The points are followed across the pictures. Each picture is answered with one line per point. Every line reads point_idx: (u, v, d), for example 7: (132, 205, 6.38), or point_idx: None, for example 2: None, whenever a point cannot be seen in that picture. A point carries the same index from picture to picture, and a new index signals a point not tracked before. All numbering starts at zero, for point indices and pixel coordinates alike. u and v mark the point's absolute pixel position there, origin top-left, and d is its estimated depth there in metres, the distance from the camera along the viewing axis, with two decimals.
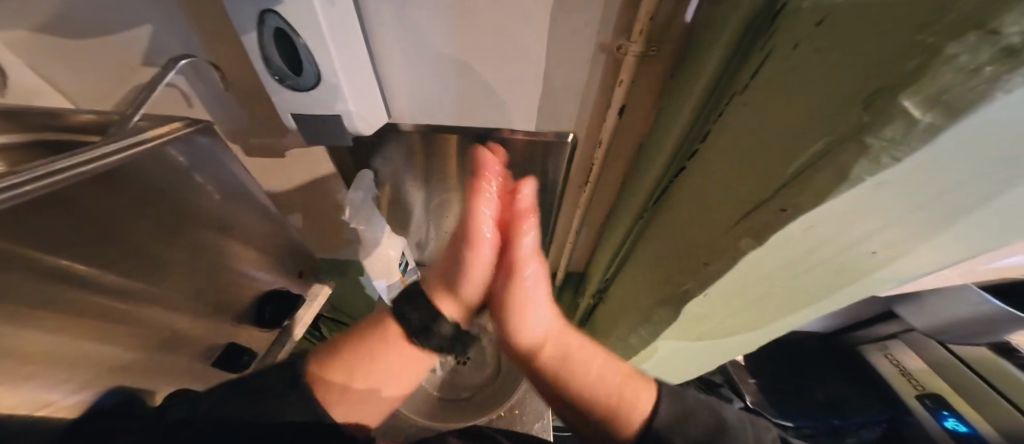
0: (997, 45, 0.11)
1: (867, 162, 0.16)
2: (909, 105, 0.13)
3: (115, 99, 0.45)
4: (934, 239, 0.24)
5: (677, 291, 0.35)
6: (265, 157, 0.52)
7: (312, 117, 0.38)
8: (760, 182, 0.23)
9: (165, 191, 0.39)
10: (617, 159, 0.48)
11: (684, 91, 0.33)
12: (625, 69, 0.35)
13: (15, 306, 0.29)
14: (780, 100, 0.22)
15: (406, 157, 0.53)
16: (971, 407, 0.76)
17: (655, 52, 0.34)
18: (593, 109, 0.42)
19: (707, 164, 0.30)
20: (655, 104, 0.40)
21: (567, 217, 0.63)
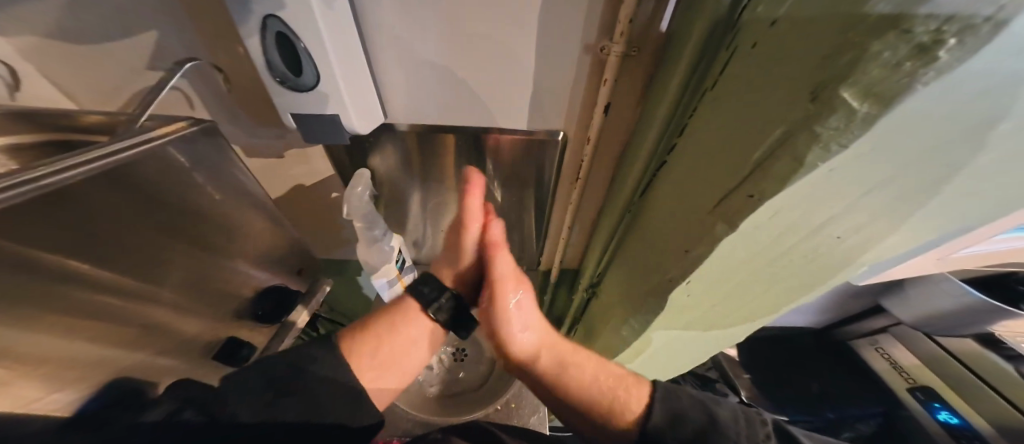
0: (911, 43, 0.12)
1: (818, 150, 0.17)
2: (848, 96, 0.15)
3: (121, 102, 0.47)
4: (891, 223, 0.26)
5: (663, 280, 0.37)
6: (266, 157, 0.53)
7: (311, 116, 0.39)
8: (729, 172, 0.24)
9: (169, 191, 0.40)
10: (605, 156, 0.50)
11: (662, 89, 0.35)
12: (608, 69, 0.37)
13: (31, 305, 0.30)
14: (742, 94, 0.24)
15: (403, 156, 0.55)
16: (962, 400, 0.76)
17: (636, 53, 0.36)
18: (580, 107, 0.44)
19: (684, 157, 0.32)
20: (638, 103, 0.42)
21: (559, 213, 0.65)
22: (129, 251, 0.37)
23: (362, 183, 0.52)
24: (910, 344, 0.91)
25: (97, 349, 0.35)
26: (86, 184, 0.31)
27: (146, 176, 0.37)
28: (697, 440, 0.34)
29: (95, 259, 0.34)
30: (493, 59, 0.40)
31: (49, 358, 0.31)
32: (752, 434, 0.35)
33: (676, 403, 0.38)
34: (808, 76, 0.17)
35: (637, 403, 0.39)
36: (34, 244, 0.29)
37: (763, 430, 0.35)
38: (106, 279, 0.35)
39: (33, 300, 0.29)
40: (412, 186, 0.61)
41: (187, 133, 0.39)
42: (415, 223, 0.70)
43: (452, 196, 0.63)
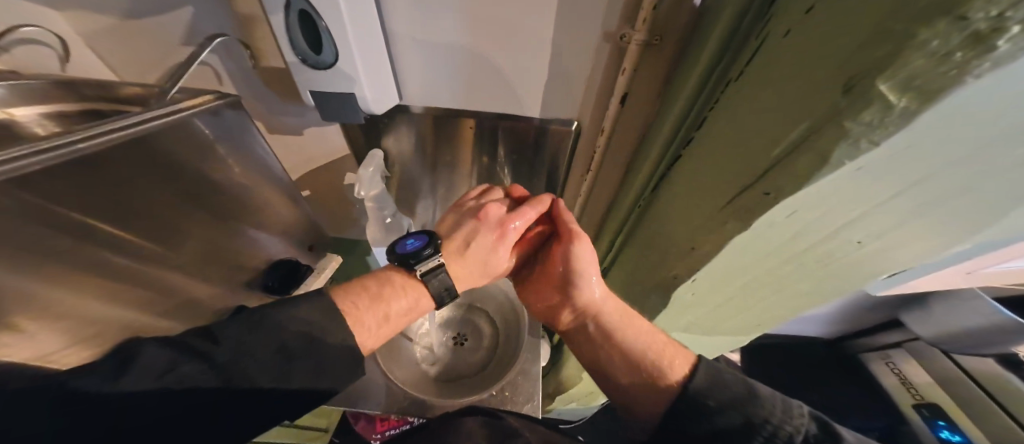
0: (966, 32, 0.11)
1: (846, 146, 0.16)
2: (886, 89, 0.13)
3: (155, 76, 0.49)
4: (919, 231, 0.24)
5: (668, 277, 0.36)
6: (286, 135, 0.54)
7: (328, 94, 0.40)
8: (744, 167, 0.23)
9: (189, 163, 0.41)
10: (620, 149, 0.49)
11: (684, 81, 0.33)
12: (628, 58, 0.36)
13: (68, 271, 0.31)
14: (767, 87, 0.23)
15: (417, 139, 0.55)
16: (969, 419, 0.73)
17: (659, 42, 0.35)
18: (597, 97, 0.43)
19: (700, 151, 0.31)
20: (656, 95, 0.41)
21: (568, 205, 0.64)
22: (150, 220, 0.38)
23: (374, 163, 0.52)
24: (921, 360, 0.89)
25: (125, 309, 0.37)
26: (117, 153, 0.33)
27: (172, 148, 0.38)
28: (738, 406, 0.32)
29: (124, 226, 0.36)
30: (511, 43, 0.39)
31: (82, 314, 0.33)
32: (790, 414, 0.31)
33: (717, 374, 0.35)
34: (835, 68, 0.16)
35: (683, 365, 0.37)
36: (73, 205, 0.31)
37: (799, 412, 0.32)
38: (136, 248, 0.37)
39: (74, 259, 0.31)
40: (424, 169, 0.61)
41: (211, 106, 0.40)
42: (425, 207, 0.70)
43: (463, 182, 0.64)
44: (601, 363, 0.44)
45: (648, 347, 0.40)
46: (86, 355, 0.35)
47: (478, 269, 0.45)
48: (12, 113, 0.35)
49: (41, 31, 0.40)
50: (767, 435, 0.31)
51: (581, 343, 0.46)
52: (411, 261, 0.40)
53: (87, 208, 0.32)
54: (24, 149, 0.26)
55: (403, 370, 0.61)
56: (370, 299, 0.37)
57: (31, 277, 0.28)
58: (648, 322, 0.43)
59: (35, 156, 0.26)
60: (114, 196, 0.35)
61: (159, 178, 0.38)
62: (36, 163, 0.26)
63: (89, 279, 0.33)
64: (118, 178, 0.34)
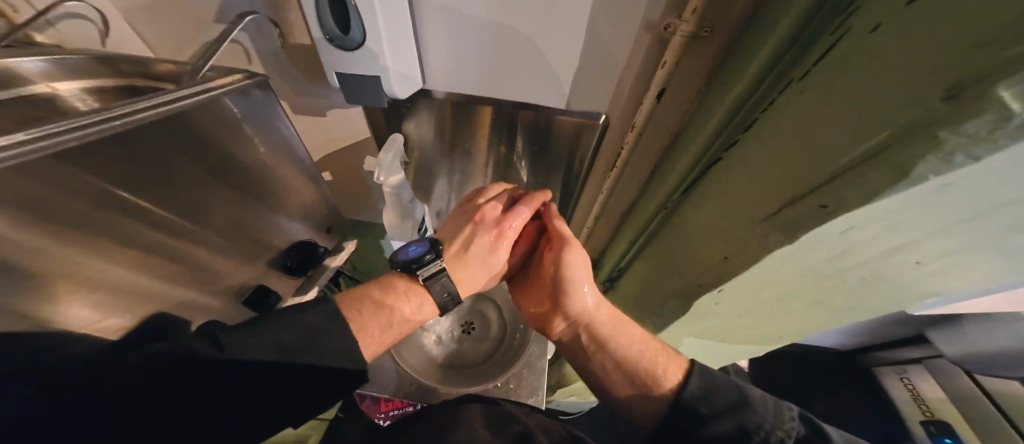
0: None
1: (934, 160, 0.14)
2: (1004, 96, 0.11)
3: (188, 53, 0.49)
4: (988, 256, 0.22)
5: (691, 285, 0.35)
6: (309, 116, 0.55)
7: (353, 77, 0.39)
8: (797, 179, 0.22)
9: (219, 141, 0.41)
10: (649, 146, 0.47)
11: (733, 77, 0.31)
12: (671, 50, 0.33)
13: (98, 238, 0.32)
14: (835, 90, 0.20)
15: (439, 125, 0.54)
16: (974, 435, 0.71)
17: (707, 34, 0.32)
18: (631, 90, 0.41)
19: (744, 156, 0.29)
20: (695, 91, 0.38)
21: (588, 200, 0.63)
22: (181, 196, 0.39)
23: (393, 151, 0.51)
24: (940, 377, 0.84)
25: (155, 280, 0.38)
26: (151, 131, 0.34)
27: (204, 126, 0.39)
28: (731, 412, 0.32)
29: (159, 200, 0.37)
30: (544, 29, 0.37)
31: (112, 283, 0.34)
32: (780, 417, 0.31)
33: (711, 377, 0.35)
34: (923, 78, 0.14)
35: (676, 372, 0.37)
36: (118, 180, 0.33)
37: (789, 414, 0.31)
38: (169, 222, 0.39)
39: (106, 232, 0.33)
40: (443, 156, 0.61)
41: (240, 86, 0.40)
42: (442, 194, 0.70)
43: (481, 171, 0.63)
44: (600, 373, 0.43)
45: (640, 354, 0.40)
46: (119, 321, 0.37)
47: (482, 272, 0.45)
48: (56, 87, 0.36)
49: (81, 5, 0.42)
50: (760, 439, 0.30)
51: (573, 348, 0.46)
52: (414, 266, 0.42)
53: (125, 182, 0.33)
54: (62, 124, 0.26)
55: (413, 355, 0.63)
56: (373, 306, 0.38)
57: (64, 245, 0.30)
58: (638, 327, 0.43)
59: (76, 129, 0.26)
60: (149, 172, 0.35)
61: (192, 155, 0.39)
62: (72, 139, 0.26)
63: (121, 248, 0.34)
64: (153, 154, 0.35)
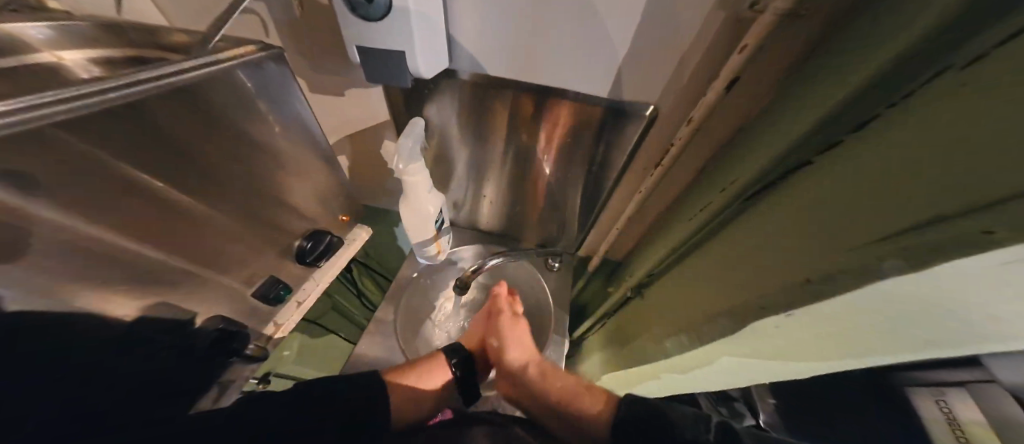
0: None
1: (985, 236, 0.10)
2: None
3: (204, 23, 0.46)
4: None
5: (745, 308, 0.30)
6: (327, 95, 0.51)
7: (375, 52, 0.35)
8: (873, 214, 0.17)
9: (233, 118, 0.38)
10: (703, 142, 0.41)
11: (834, 71, 0.24)
12: (753, 31, 0.27)
13: (100, 220, 0.30)
14: (933, 121, 0.15)
15: (463, 110, 0.50)
16: None
17: (807, 12, 0.25)
18: (690, 79, 0.36)
19: (818, 179, 0.24)
20: (774, 79, 0.32)
21: (621, 196, 0.58)
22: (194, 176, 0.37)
23: (413, 136, 0.48)
24: None
25: (164, 264, 0.36)
26: (158, 108, 0.31)
27: (216, 102, 0.36)
28: (662, 430, 0.34)
29: (169, 181, 0.35)
30: (596, 4, 0.32)
31: (116, 269, 0.33)
32: (699, 430, 0.33)
33: (640, 402, 0.39)
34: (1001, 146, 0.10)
35: (596, 400, 0.43)
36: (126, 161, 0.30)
37: (705, 428, 0.33)
38: (178, 205, 0.36)
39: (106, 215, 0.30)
40: (465, 143, 0.57)
41: (253, 59, 0.36)
42: (460, 184, 0.67)
43: (504, 163, 0.59)
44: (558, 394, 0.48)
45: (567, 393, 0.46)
46: (130, 307, 0.35)
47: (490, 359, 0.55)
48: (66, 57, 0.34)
49: None
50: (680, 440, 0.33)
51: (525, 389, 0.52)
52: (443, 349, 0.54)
53: (136, 159, 0.31)
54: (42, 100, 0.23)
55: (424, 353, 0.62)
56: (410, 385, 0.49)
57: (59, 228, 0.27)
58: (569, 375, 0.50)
59: (67, 105, 0.24)
60: (162, 151, 0.33)
61: (203, 133, 0.36)
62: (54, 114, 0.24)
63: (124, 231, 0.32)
64: (162, 131, 0.32)
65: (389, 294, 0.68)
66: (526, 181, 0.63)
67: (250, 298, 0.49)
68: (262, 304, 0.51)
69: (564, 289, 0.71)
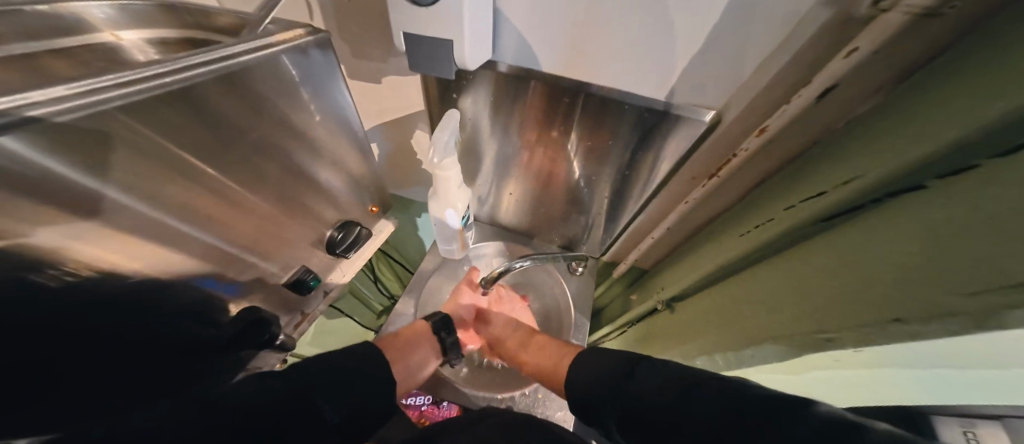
0: None
1: None
2: None
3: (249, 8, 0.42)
4: None
5: (811, 338, 0.28)
6: (364, 82, 0.50)
7: (425, 40, 0.33)
8: (984, 271, 0.16)
9: (281, 103, 0.37)
10: (767, 155, 0.38)
11: (917, 101, 0.21)
12: (857, 38, 0.23)
13: (152, 205, 0.29)
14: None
15: (503, 105, 0.48)
16: None
17: None
18: (768, 84, 0.32)
19: (901, 217, 0.21)
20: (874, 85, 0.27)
21: (660, 202, 0.56)
22: (241, 163, 0.36)
23: (449, 128, 0.46)
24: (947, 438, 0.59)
25: (206, 248, 0.36)
26: (220, 94, 0.31)
27: (264, 90, 0.35)
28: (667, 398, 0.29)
29: (222, 165, 0.34)
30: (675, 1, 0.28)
31: (167, 251, 0.32)
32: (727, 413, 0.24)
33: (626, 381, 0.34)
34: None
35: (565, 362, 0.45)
36: (196, 149, 0.31)
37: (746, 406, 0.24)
38: (225, 192, 0.36)
39: (160, 199, 0.30)
40: (498, 139, 0.55)
41: (301, 43, 0.34)
42: (486, 179, 0.66)
43: (538, 159, 0.57)
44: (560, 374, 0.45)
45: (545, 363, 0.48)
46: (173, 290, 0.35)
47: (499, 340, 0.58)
48: (121, 38, 0.31)
49: None
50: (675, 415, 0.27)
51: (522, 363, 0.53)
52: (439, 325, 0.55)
53: (197, 144, 0.31)
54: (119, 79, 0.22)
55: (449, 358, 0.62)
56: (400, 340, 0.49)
57: (123, 211, 0.27)
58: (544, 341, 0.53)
59: (148, 84, 0.24)
60: (217, 137, 0.32)
61: (255, 119, 0.35)
62: (124, 95, 0.23)
63: (172, 215, 0.31)
64: (221, 118, 0.32)
65: (410, 285, 0.68)
66: (556, 179, 0.60)
67: (282, 285, 0.50)
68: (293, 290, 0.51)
69: (586, 293, 0.69)
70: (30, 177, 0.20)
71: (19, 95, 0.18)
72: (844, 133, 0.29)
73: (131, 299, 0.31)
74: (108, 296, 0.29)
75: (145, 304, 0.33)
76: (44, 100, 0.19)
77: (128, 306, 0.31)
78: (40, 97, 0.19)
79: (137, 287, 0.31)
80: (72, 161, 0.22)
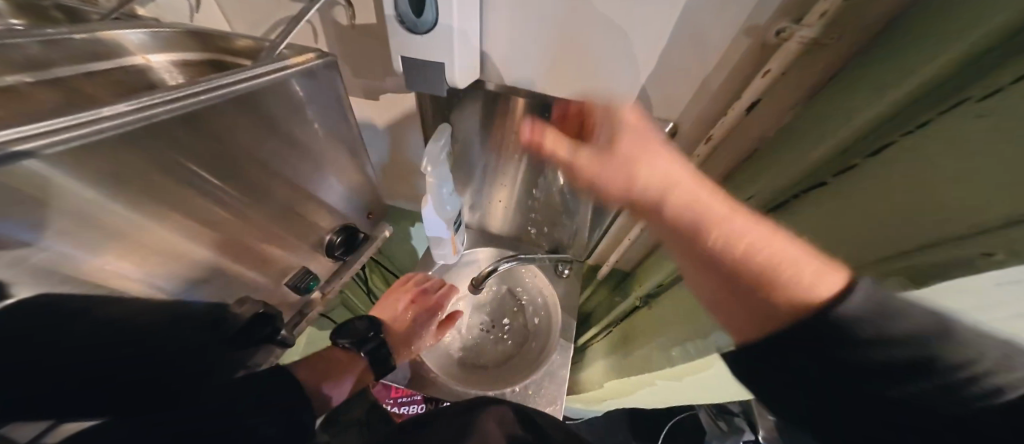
0: None
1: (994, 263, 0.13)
2: None
3: (264, 31, 0.46)
4: None
5: None
6: (364, 99, 0.54)
7: (420, 63, 0.37)
8: (888, 238, 0.20)
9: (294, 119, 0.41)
10: (721, 162, 0.43)
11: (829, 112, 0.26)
12: (775, 61, 0.28)
13: (165, 210, 0.31)
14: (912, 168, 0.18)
15: (489, 119, 0.52)
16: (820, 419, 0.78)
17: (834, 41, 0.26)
18: (714, 100, 0.38)
19: (832, 206, 0.25)
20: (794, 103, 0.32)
21: (635, 206, 0.61)
22: (250, 172, 0.39)
23: (442, 140, 0.51)
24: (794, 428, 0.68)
25: (213, 250, 0.39)
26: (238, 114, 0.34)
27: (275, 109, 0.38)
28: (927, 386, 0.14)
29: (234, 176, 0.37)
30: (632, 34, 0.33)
31: (178, 252, 0.35)
32: None
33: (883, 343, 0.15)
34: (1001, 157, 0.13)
35: (832, 280, 0.17)
36: (213, 162, 0.34)
37: None
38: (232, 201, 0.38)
39: (176, 206, 0.32)
40: (487, 150, 0.59)
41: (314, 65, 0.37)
42: (476, 188, 0.69)
43: (525, 168, 0.61)
44: (768, 270, 0.19)
45: (777, 257, 0.19)
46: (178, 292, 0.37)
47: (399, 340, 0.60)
48: (149, 60, 0.34)
49: None
50: None
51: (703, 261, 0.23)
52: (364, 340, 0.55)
53: (215, 155, 0.34)
54: (161, 100, 0.25)
55: (438, 359, 0.65)
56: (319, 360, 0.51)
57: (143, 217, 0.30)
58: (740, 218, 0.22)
59: (184, 102, 0.27)
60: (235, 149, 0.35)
61: (268, 134, 0.39)
62: (165, 113, 0.25)
63: (186, 220, 0.34)
64: (238, 134, 0.35)
65: None
66: (543, 186, 0.64)
67: (282, 289, 0.52)
68: (290, 295, 0.53)
69: (573, 295, 0.73)
70: (80, 183, 0.24)
71: (93, 113, 0.21)
72: (782, 140, 0.34)
73: (137, 300, 0.33)
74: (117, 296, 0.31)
75: (153, 305, 0.35)
76: (109, 117, 0.22)
77: (135, 307, 0.33)
78: (101, 119, 0.21)
79: (146, 288, 0.34)
80: (105, 172, 0.25)
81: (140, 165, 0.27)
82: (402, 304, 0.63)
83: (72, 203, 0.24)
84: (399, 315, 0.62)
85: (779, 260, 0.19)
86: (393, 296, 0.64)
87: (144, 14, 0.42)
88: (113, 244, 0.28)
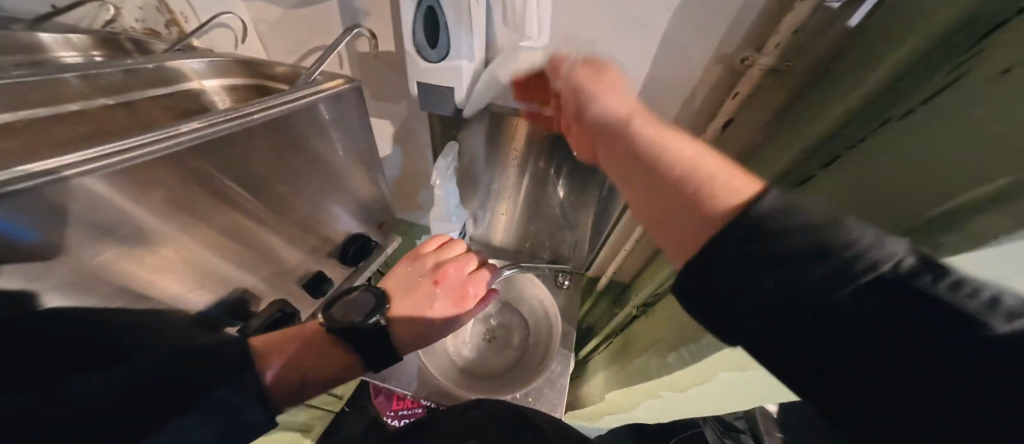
0: None
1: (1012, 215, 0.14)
2: None
3: (298, 60, 0.52)
4: None
5: None
6: (382, 120, 0.60)
7: (434, 86, 0.42)
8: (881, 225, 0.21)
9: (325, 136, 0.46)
10: None
11: (798, 121, 0.29)
12: (746, 82, 0.32)
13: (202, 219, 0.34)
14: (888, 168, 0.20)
15: (492, 137, 0.56)
16: None
17: (789, 67, 0.30)
18: (696, 119, 0.41)
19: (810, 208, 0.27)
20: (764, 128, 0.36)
21: (633, 219, 0.63)
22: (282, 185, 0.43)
23: (450, 155, 0.55)
24: None
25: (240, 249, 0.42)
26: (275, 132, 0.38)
27: None
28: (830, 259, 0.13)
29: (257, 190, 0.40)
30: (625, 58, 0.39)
31: (217, 250, 0.38)
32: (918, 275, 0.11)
33: (802, 215, 0.14)
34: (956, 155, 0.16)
35: (737, 189, 0.16)
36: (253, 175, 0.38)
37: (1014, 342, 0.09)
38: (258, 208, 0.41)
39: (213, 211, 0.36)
40: (490, 166, 0.63)
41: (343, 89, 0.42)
42: (481, 203, 0.73)
43: (527, 184, 0.65)
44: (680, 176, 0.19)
45: (692, 168, 0.19)
46: (207, 291, 0.40)
47: (412, 320, 0.48)
48: (203, 85, 0.39)
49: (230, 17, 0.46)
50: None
51: (635, 167, 0.22)
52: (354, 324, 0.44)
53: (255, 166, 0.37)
54: (222, 120, 0.31)
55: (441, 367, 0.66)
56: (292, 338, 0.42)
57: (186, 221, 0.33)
58: (686, 138, 0.21)
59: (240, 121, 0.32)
60: (273, 162, 0.40)
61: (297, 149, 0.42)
62: (225, 130, 0.31)
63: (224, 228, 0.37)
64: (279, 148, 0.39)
65: None
66: (545, 199, 0.67)
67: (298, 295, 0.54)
68: (303, 300, 0.56)
69: (574, 307, 0.74)
70: (149, 181, 0.27)
71: (169, 131, 0.27)
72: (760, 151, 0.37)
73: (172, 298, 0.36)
74: (159, 288, 0.34)
75: (184, 304, 0.38)
76: (184, 133, 0.28)
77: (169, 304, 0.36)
78: (175, 139, 0.27)
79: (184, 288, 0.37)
80: (165, 181, 0.29)
81: (198, 169, 0.31)
82: (428, 275, 0.52)
83: (133, 206, 0.28)
84: (422, 286, 0.51)
85: (682, 176, 0.19)
86: (418, 260, 0.54)
87: (201, 46, 0.48)
88: (163, 238, 0.31)
